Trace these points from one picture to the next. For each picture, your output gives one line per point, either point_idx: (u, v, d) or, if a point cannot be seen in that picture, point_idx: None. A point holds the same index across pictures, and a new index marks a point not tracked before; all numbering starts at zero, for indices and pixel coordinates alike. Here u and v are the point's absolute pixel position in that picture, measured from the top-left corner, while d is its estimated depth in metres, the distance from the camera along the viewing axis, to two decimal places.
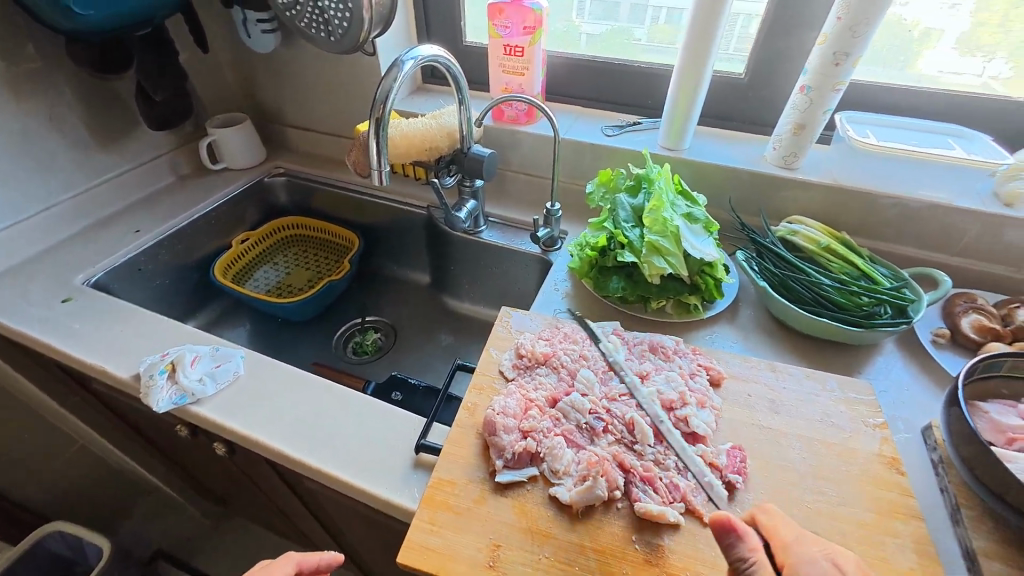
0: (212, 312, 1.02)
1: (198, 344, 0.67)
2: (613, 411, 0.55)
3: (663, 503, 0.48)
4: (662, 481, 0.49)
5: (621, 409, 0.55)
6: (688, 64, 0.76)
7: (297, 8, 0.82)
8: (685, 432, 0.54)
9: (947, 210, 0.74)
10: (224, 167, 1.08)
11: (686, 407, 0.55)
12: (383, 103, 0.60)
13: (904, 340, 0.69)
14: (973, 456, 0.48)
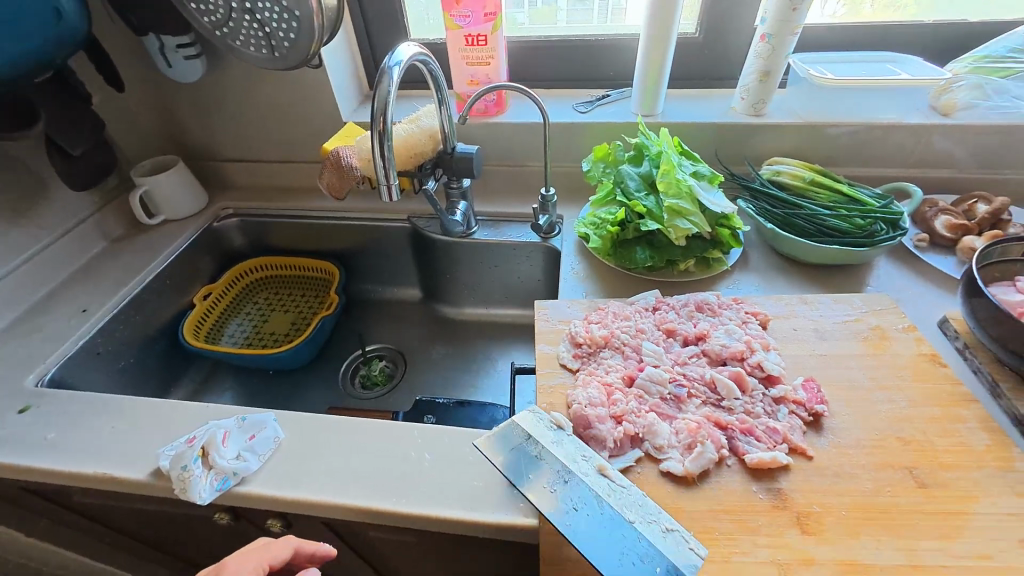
0: (192, 382, 0.90)
1: (219, 419, 0.58)
2: (690, 375, 0.56)
3: (770, 449, 0.49)
4: (761, 428, 0.51)
5: (697, 371, 0.57)
6: (654, 30, 0.78)
7: (229, 25, 0.72)
8: (760, 377, 0.56)
9: (900, 128, 0.81)
10: (164, 219, 0.95)
11: (755, 355, 0.57)
12: (382, 114, 0.56)
13: (894, 251, 0.76)
14: (1005, 335, 0.54)
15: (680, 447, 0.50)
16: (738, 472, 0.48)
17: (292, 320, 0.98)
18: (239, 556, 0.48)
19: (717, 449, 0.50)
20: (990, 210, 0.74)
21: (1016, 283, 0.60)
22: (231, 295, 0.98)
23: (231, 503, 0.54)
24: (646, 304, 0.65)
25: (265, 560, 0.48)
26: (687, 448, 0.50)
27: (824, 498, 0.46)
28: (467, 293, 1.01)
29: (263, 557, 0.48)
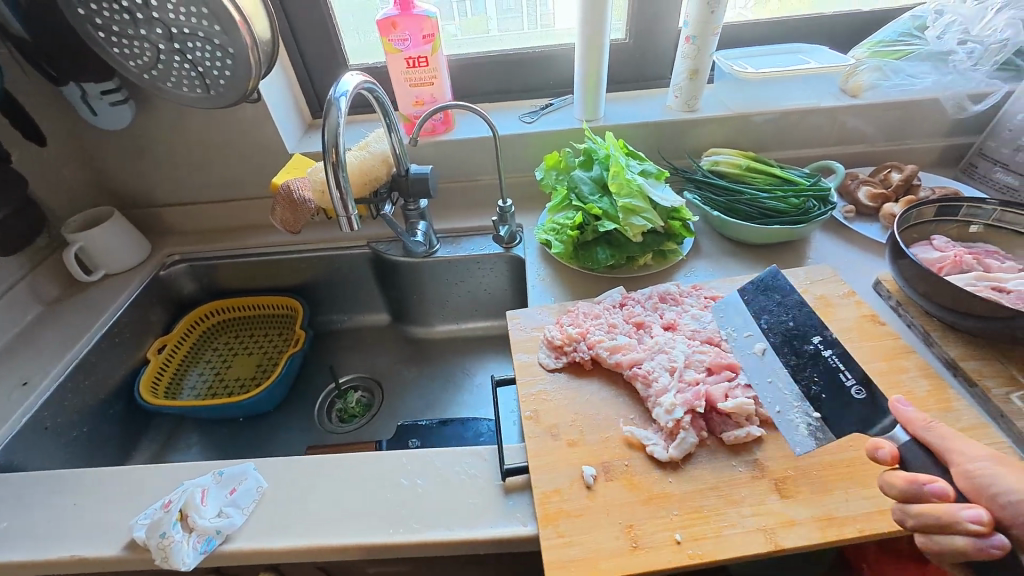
0: (155, 442, 0.85)
1: (194, 478, 0.55)
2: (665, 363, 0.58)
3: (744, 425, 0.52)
4: None
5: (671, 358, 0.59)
6: (588, 40, 0.81)
7: (159, 68, 0.69)
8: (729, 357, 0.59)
9: (814, 113, 0.89)
10: (104, 275, 0.90)
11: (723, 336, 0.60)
12: (333, 145, 0.55)
13: (827, 224, 0.83)
14: (930, 289, 0.59)
15: (663, 436, 0.52)
16: (716, 450, 0.52)
17: (257, 361, 0.95)
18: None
19: (696, 434, 0.52)
20: (903, 177, 0.81)
21: (932, 242, 0.67)
22: (188, 345, 0.94)
23: (218, 563, 0.51)
24: (613, 301, 0.67)
25: None
26: (670, 435, 0.52)
27: (796, 461, 0.50)
28: (436, 309, 1.01)
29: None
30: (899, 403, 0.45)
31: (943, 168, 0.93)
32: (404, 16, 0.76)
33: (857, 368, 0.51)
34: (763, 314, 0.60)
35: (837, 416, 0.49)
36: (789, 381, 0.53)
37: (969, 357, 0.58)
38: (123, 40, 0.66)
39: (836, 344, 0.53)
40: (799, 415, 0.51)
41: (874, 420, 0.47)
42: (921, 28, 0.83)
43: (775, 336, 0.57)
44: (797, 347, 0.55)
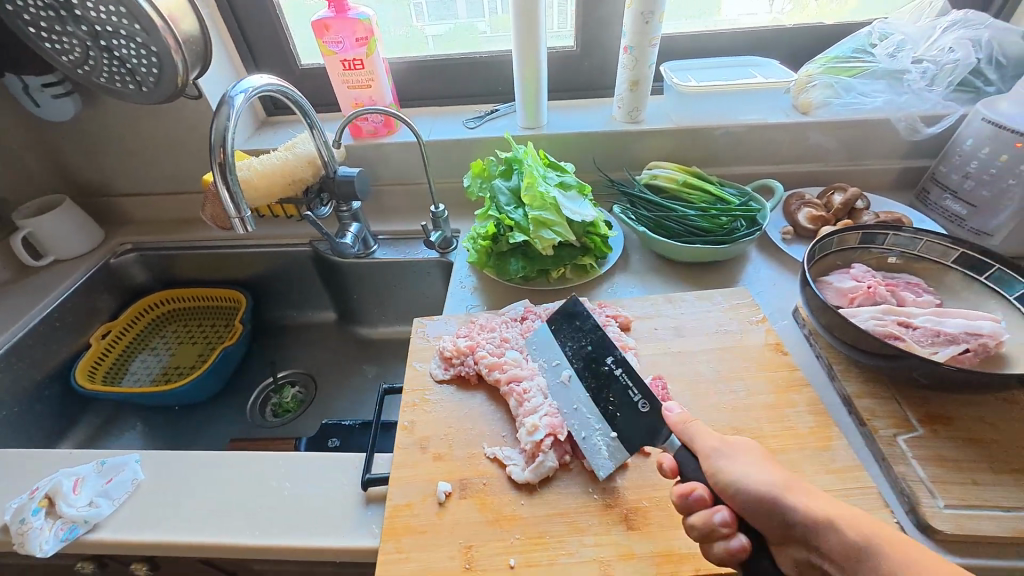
0: (90, 425, 0.88)
1: (79, 465, 0.57)
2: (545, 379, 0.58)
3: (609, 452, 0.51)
4: None
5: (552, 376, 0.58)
6: (523, 47, 0.80)
7: (90, 64, 0.72)
8: None
9: (768, 127, 0.85)
10: (54, 260, 0.93)
11: None
12: (222, 147, 0.57)
13: (763, 245, 0.80)
14: (831, 322, 0.57)
15: (524, 457, 0.51)
16: (578, 475, 0.51)
17: (198, 351, 0.97)
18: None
19: (559, 457, 0.51)
20: (844, 200, 0.78)
21: (851, 270, 0.64)
22: (134, 332, 0.96)
23: (84, 551, 0.53)
24: (515, 315, 0.67)
25: None
26: (531, 457, 0.51)
27: (654, 493, 0.48)
28: (377, 310, 1.01)
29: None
30: (666, 407, 0.46)
31: (900, 192, 0.90)
32: (336, 19, 0.76)
33: (641, 383, 0.50)
34: (568, 339, 0.57)
35: (631, 436, 0.49)
36: (591, 404, 0.52)
37: (866, 394, 0.55)
38: (52, 36, 0.69)
39: (624, 362, 0.52)
40: (601, 439, 0.51)
41: (658, 429, 0.48)
42: (873, 44, 0.79)
43: (578, 356, 0.56)
44: (595, 369, 0.54)
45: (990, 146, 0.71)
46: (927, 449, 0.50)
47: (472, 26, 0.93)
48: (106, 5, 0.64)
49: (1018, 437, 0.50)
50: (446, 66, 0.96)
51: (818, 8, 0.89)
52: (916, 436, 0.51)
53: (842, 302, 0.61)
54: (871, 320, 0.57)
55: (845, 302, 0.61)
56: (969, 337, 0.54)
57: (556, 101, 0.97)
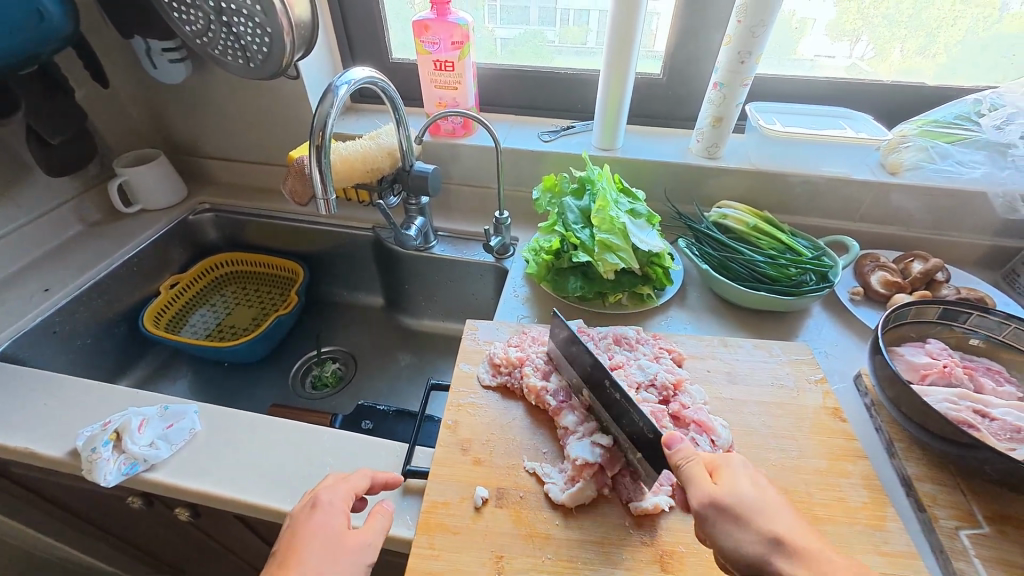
0: (147, 366, 0.93)
1: (143, 406, 0.61)
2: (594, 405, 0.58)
3: (655, 495, 0.50)
4: (652, 474, 0.53)
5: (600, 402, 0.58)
6: (613, 69, 0.80)
7: (209, 35, 0.77)
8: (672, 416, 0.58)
9: (851, 182, 0.83)
10: (140, 210, 1.00)
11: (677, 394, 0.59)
12: (321, 130, 0.60)
13: (829, 302, 0.78)
14: (898, 396, 0.55)
15: (565, 478, 0.51)
16: (618, 510, 0.50)
17: (253, 314, 1.01)
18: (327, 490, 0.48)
19: (598, 486, 0.51)
20: (923, 270, 0.75)
21: (926, 345, 0.62)
22: (199, 286, 1.01)
23: (139, 487, 0.56)
24: None
25: (350, 489, 0.48)
26: (571, 479, 0.51)
27: (690, 538, 0.48)
28: (424, 302, 1.03)
29: (348, 487, 0.48)
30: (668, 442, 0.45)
31: (985, 270, 0.85)
32: (437, 21, 0.79)
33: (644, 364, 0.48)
34: None
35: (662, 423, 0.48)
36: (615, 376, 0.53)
37: (927, 478, 0.53)
38: (182, 7, 0.74)
39: None
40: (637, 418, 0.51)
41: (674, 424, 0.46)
42: (979, 113, 0.75)
43: None
44: None
45: None
46: (991, 550, 0.47)
47: (541, 34, 0.94)
48: None
49: None
50: (528, 77, 0.98)
51: (885, 62, 0.87)
52: (980, 534, 0.48)
53: (912, 377, 0.59)
54: (944, 402, 0.54)
55: (917, 377, 0.58)
56: None
57: (635, 126, 0.98)
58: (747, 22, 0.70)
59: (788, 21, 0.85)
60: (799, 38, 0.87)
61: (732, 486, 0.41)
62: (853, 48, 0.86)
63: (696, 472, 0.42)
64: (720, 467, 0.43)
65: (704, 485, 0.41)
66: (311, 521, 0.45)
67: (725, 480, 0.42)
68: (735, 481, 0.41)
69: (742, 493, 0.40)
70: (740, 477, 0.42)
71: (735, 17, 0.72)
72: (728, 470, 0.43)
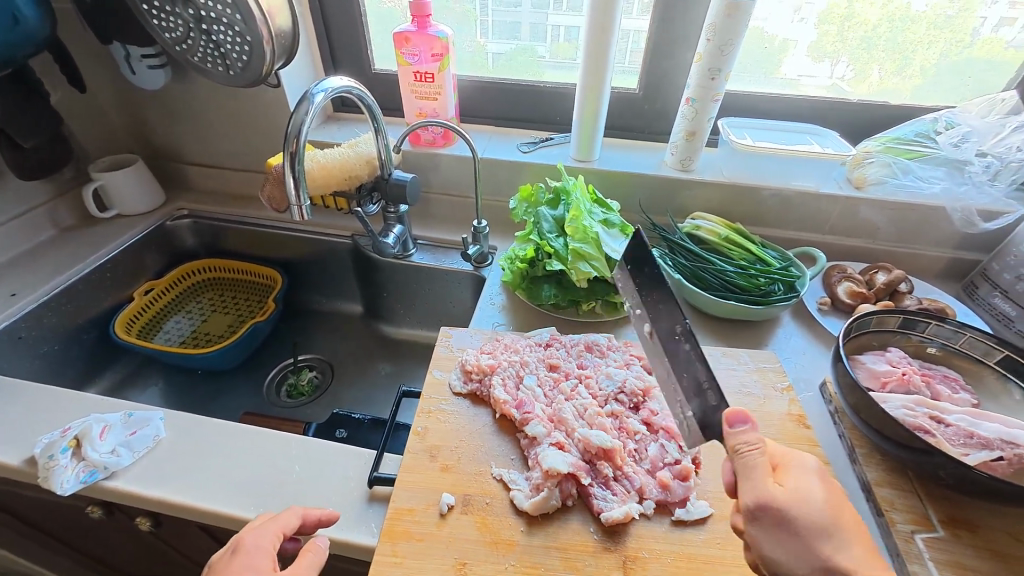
0: (117, 374, 0.91)
1: (107, 413, 0.60)
2: (562, 413, 0.58)
3: (624, 506, 0.50)
4: (621, 484, 0.52)
5: (568, 410, 0.58)
6: (589, 83, 0.83)
7: (188, 43, 0.78)
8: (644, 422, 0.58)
9: (819, 196, 0.85)
10: (116, 215, 0.99)
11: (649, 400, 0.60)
12: (295, 137, 0.61)
13: (798, 312, 0.79)
14: (859, 403, 0.56)
15: (530, 487, 0.51)
16: (585, 520, 0.50)
17: (229, 321, 1.00)
18: (252, 531, 0.46)
19: (562, 497, 0.51)
20: (887, 281, 0.77)
21: (887, 353, 0.63)
22: (174, 293, 1.00)
23: (97, 496, 0.55)
24: (540, 340, 0.68)
25: (277, 530, 0.46)
26: (536, 488, 0.51)
27: (653, 544, 0.48)
28: (403, 310, 1.03)
29: (275, 528, 0.46)
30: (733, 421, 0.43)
31: (947, 282, 0.87)
32: (417, 34, 0.81)
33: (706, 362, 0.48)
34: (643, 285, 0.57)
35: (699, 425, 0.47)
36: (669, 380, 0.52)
37: (886, 483, 0.54)
38: (161, 14, 0.75)
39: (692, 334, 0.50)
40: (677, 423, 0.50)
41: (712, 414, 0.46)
42: (937, 131, 0.78)
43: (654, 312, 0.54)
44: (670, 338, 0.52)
45: None
46: (945, 553, 0.48)
47: (532, 49, 0.96)
48: None
49: None
50: (509, 89, 1.00)
51: (861, 82, 0.90)
52: (936, 537, 0.49)
53: (873, 384, 0.60)
54: (901, 408, 0.56)
55: (877, 385, 0.60)
56: (1004, 445, 0.51)
57: (612, 138, 1.00)
58: (715, 40, 0.73)
59: (770, 41, 0.88)
60: (781, 59, 0.90)
61: (800, 487, 0.41)
62: (834, 68, 0.90)
63: (762, 467, 0.41)
64: (786, 466, 0.43)
65: (767, 479, 0.41)
66: (232, 565, 0.43)
67: (788, 480, 0.41)
68: (801, 481, 0.41)
69: (810, 497, 0.40)
70: (810, 478, 0.42)
71: (705, 36, 0.75)
72: (796, 469, 0.42)
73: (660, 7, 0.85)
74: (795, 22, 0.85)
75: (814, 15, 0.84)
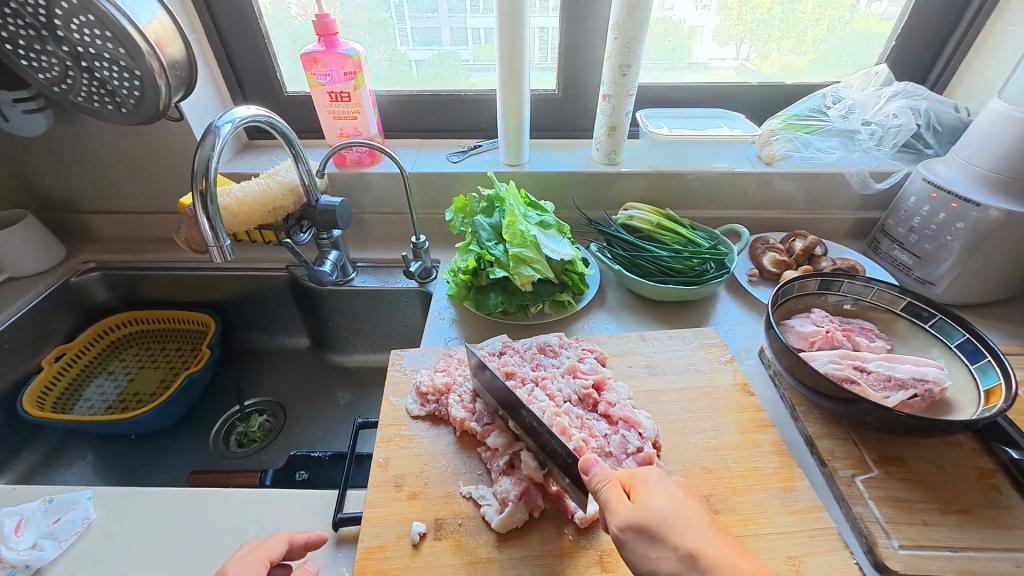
0: (34, 454, 0.82)
1: (21, 504, 0.54)
2: None
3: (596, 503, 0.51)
4: None
5: None
6: (507, 90, 0.84)
7: (67, 82, 0.71)
8: (602, 415, 0.60)
9: (736, 174, 0.91)
10: (8, 278, 0.89)
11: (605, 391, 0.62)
12: (204, 174, 0.57)
13: (732, 286, 0.84)
14: (792, 364, 0.60)
15: (498, 502, 0.51)
16: (558, 522, 0.51)
17: (161, 376, 0.92)
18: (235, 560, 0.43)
19: (530, 509, 0.51)
20: (804, 247, 0.84)
21: (811, 314, 0.68)
22: (91, 355, 0.91)
23: None
24: (493, 349, 0.68)
25: (264, 557, 0.44)
26: (502, 504, 0.50)
27: None
28: (352, 338, 0.99)
29: (261, 557, 0.43)
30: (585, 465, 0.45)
31: (856, 240, 0.96)
32: (326, 53, 0.78)
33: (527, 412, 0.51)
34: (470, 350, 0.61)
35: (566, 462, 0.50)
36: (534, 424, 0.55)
37: (825, 435, 0.58)
38: (31, 54, 0.68)
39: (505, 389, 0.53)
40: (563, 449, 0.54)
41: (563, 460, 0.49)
42: (827, 106, 0.87)
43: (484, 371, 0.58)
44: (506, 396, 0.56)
45: (930, 204, 0.77)
46: (882, 489, 0.53)
47: (455, 54, 0.96)
48: (91, 28, 0.64)
49: (964, 479, 0.54)
50: (432, 100, 0.99)
51: (765, 61, 0.97)
52: (872, 477, 0.54)
53: (803, 345, 0.65)
54: (829, 363, 0.60)
55: (806, 345, 0.65)
56: (916, 382, 0.58)
57: (539, 139, 1.02)
58: (621, 38, 0.76)
59: (678, 28, 0.93)
60: (692, 44, 0.95)
61: (648, 502, 0.42)
62: (739, 50, 0.96)
63: (615, 493, 0.43)
64: (637, 484, 0.44)
65: (619, 507, 0.42)
66: None
67: (641, 499, 0.42)
68: (652, 497, 0.42)
69: (656, 509, 0.41)
70: (656, 492, 0.43)
71: (611, 36, 0.78)
72: (644, 486, 0.43)
73: (567, 8, 0.87)
74: (698, 9, 0.90)
75: (715, 2, 0.89)
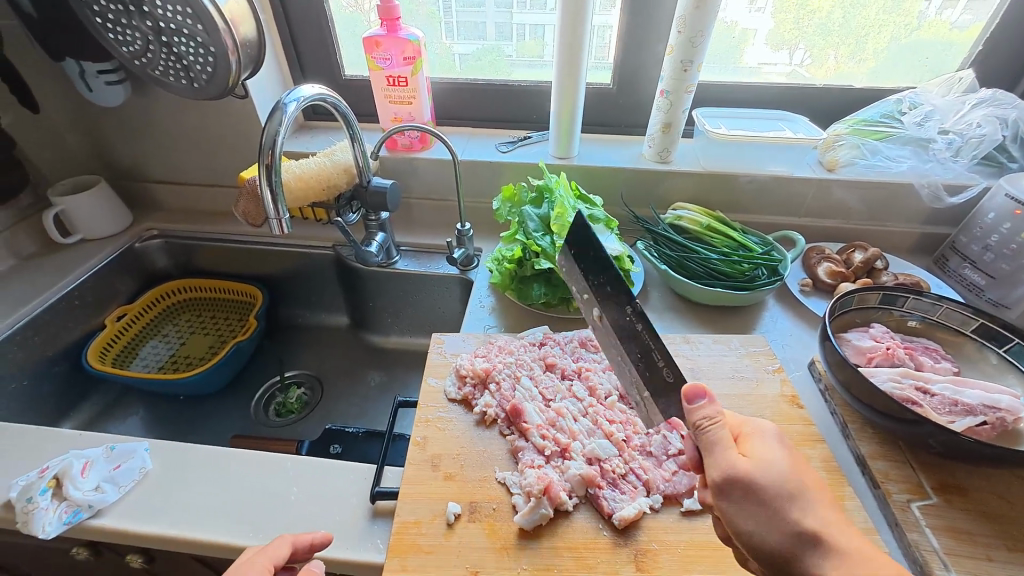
0: (94, 405, 0.87)
1: (88, 448, 0.58)
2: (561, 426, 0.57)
3: (634, 504, 0.50)
4: (627, 482, 0.53)
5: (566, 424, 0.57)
6: (563, 81, 0.83)
7: (148, 56, 0.75)
8: None
9: (795, 179, 0.87)
10: (81, 239, 0.95)
11: None
12: (270, 150, 0.59)
13: (782, 295, 0.81)
14: (848, 378, 0.57)
15: (525, 494, 0.51)
16: (591, 519, 0.50)
17: (210, 343, 0.97)
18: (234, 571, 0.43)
19: (554, 506, 0.50)
20: (864, 259, 0.79)
21: (870, 330, 0.65)
22: (149, 316, 0.96)
23: (86, 536, 0.53)
24: (533, 340, 0.68)
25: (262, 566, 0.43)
26: (528, 497, 0.50)
27: (660, 534, 0.48)
28: (390, 319, 1.01)
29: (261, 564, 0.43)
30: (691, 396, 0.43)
31: (920, 256, 0.90)
32: (387, 37, 0.80)
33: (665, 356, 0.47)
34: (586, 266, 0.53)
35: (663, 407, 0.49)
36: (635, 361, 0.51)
37: (880, 456, 0.55)
38: (117, 28, 0.72)
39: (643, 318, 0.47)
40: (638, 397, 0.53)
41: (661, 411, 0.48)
42: (901, 112, 0.82)
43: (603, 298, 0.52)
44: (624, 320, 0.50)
45: (1012, 222, 0.72)
46: (941, 519, 0.50)
47: (499, 49, 0.96)
48: (173, 5, 0.67)
49: None
50: (484, 90, 0.99)
51: (823, 67, 0.93)
52: (930, 504, 0.51)
53: (860, 361, 0.62)
54: (888, 381, 0.57)
55: (863, 360, 0.61)
56: (986, 409, 0.54)
57: (591, 133, 1.01)
58: (686, 33, 0.74)
59: (731, 31, 0.89)
60: (743, 48, 0.92)
61: (764, 456, 0.41)
62: (793, 55, 0.92)
63: (723, 437, 0.42)
64: (750, 436, 0.43)
65: (732, 449, 0.41)
66: None
67: (752, 449, 0.42)
68: (766, 449, 0.42)
69: (772, 460, 0.41)
70: (772, 448, 0.42)
71: (675, 29, 0.76)
72: (759, 440, 0.43)
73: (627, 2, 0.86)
74: (754, 11, 0.87)
75: (770, 3, 0.86)
